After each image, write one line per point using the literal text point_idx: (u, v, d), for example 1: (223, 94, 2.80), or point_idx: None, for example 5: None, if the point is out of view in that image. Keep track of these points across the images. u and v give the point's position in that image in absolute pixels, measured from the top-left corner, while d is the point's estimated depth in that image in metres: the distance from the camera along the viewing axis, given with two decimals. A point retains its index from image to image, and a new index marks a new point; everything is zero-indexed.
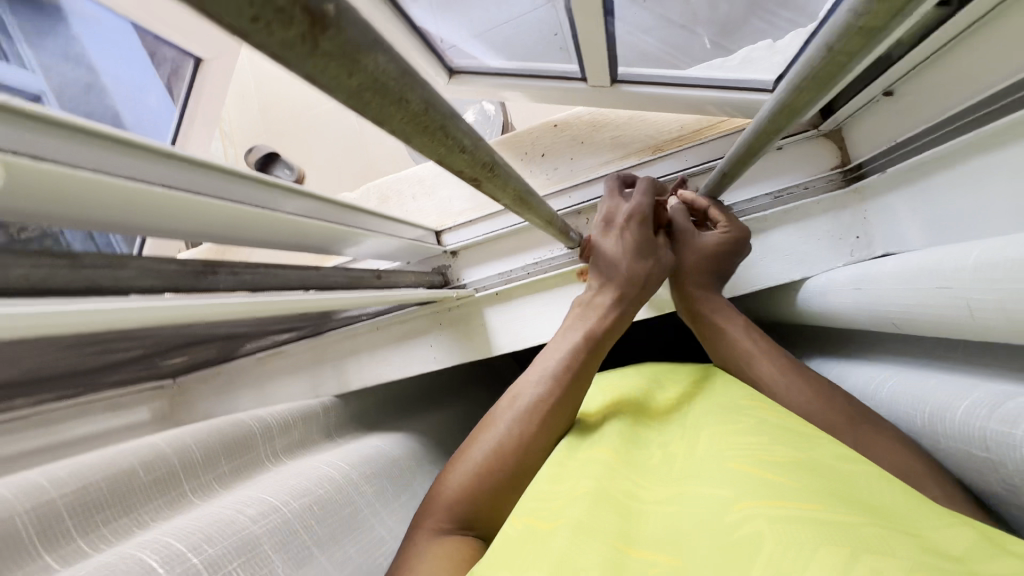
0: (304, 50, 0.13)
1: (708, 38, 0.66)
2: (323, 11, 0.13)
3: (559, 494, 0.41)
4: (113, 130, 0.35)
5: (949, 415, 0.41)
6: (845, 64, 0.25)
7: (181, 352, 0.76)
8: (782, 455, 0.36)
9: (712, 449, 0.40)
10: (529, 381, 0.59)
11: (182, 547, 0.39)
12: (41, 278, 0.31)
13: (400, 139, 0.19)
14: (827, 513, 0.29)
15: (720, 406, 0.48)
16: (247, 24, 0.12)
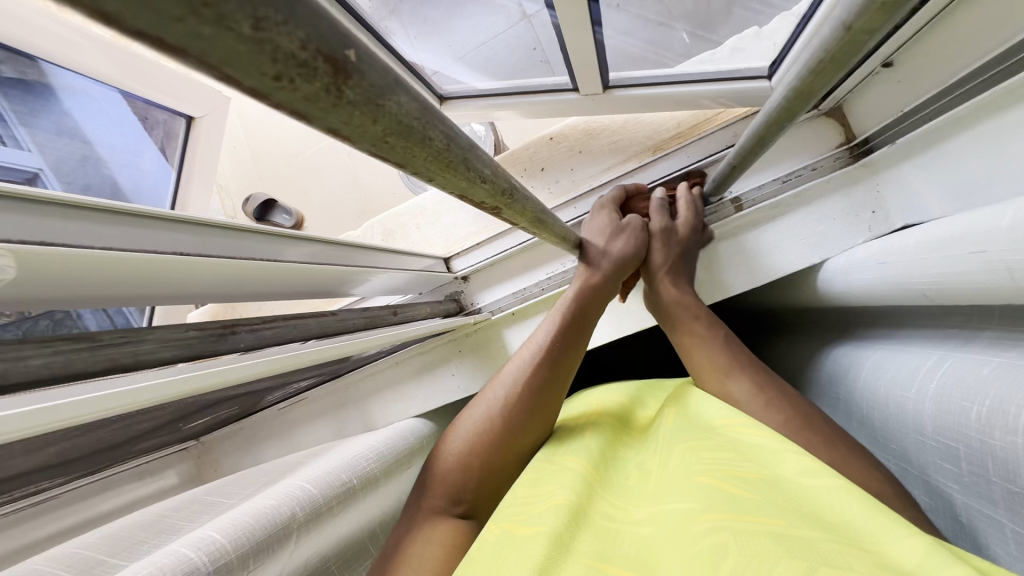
0: (329, 101, 0.13)
1: (686, 31, 0.67)
2: (345, 58, 0.13)
3: (540, 500, 0.46)
4: (119, 204, 0.35)
5: (1011, 415, 0.38)
6: (864, 42, 0.24)
7: (202, 412, 0.75)
8: (747, 474, 0.42)
9: (689, 464, 0.46)
10: (517, 370, 0.64)
11: (218, 538, 0.42)
12: (62, 364, 0.30)
13: (424, 180, 0.18)
14: (784, 528, 0.35)
15: (693, 425, 0.53)
16: (269, 83, 0.12)
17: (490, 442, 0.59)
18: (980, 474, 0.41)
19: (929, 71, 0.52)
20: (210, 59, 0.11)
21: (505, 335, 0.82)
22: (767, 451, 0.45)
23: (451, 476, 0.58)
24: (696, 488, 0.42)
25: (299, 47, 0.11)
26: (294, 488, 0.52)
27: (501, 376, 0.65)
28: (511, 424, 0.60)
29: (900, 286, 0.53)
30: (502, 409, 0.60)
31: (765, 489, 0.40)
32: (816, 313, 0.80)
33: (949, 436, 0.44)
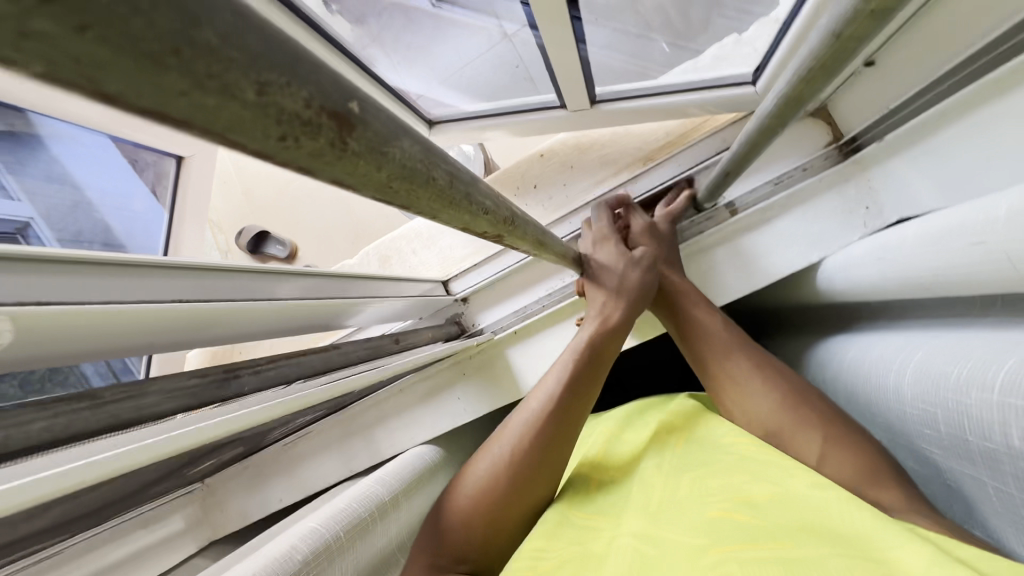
0: (334, 155, 0.13)
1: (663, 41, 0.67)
2: (348, 111, 0.13)
3: (547, 554, 0.46)
4: (115, 256, 0.35)
5: (988, 375, 0.37)
6: (854, 48, 0.25)
7: (208, 456, 0.74)
8: (756, 493, 0.43)
9: (696, 496, 0.46)
10: (535, 405, 0.63)
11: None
12: (63, 427, 0.29)
13: (427, 219, 0.18)
14: (794, 556, 0.36)
15: (703, 445, 0.53)
16: (274, 143, 0.12)
17: (497, 499, 0.57)
18: (956, 435, 0.41)
19: (910, 68, 0.53)
20: (213, 129, 0.11)
21: (509, 355, 0.81)
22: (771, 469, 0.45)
23: (457, 536, 0.57)
24: (704, 522, 0.42)
25: (303, 105, 0.12)
26: (311, 527, 0.53)
27: (510, 424, 0.63)
28: (520, 478, 0.58)
29: (902, 280, 0.53)
30: (510, 464, 0.59)
31: (773, 512, 0.41)
32: (819, 311, 0.80)
33: (928, 400, 0.44)
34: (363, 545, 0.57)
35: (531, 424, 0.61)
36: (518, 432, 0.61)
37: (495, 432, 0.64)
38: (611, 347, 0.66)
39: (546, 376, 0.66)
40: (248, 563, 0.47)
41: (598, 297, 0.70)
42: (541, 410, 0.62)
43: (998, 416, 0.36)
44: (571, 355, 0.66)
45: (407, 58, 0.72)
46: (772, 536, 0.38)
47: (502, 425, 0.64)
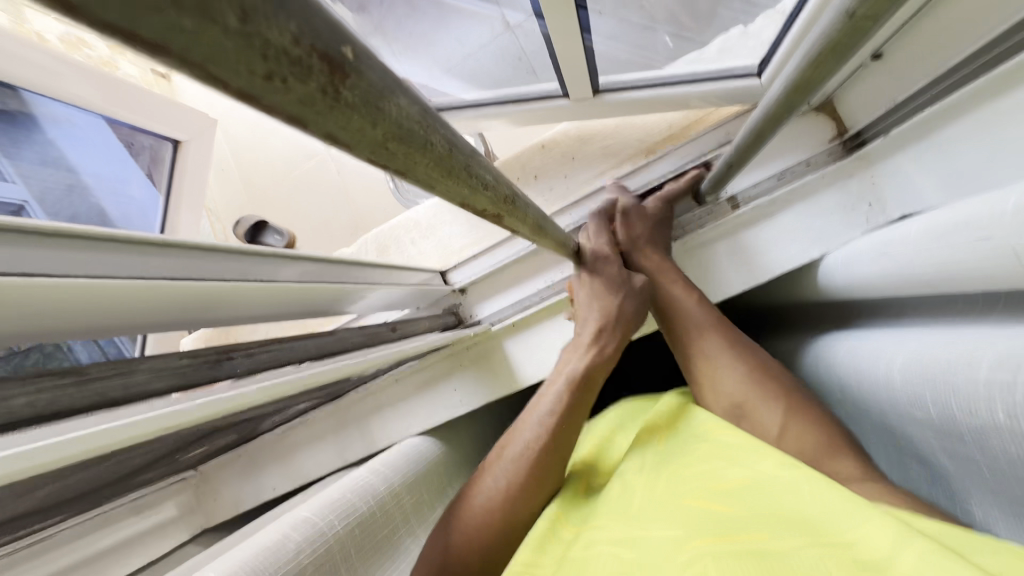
0: (325, 103, 0.12)
1: (668, 34, 0.67)
2: (340, 56, 0.12)
3: (538, 559, 0.46)
4: (103, 229, 0.33)
5: (976, 357, 0.37)
6: (868, 28, 0.24)
7: (200, 443, 0.74)
8: (728, 482, 0.43)
9: (684, 490, 0.46)
10: (522, 429, 0.62)
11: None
12: (48, 403, 0.29)
13: (424, 189, 0.17)
14: (766, 543, 0.35)
15: (682, 436, 0.53)
16: (260, 83, 0.11)
17: (489, 537, 0.55)
18: (946, 418, 0.41)
19: (917, 62, 0.52)
20: (193, 61, 0.10)
21: (506, 347, 0.80)
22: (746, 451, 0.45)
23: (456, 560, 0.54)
24: (684, 512, 0.42)
25: (292, 42, 0.11)
26: (312, 516, 0.53)
27: (500, 455, 0.61)
28: (513, 516, 0.56)
29: (904, 276, 0.52)
30: (503, 501, 0.57)
31: (745, 501, 0.40)
32: (818, 308, 0.79)
33: (917, 382, 0.44)
34: (365, 538, 0.56)
35: (519, 446, 0.60)
36: (505, 455, 0.61)
37: (483, 463, 0.63)
38: (601, 378, 0.66)
39: (533, 401, 0.65)
40: (243, 551, 0.47)
41: (589, 325, 0.68)
42: (531, 440, 0.60)
43: (983, 394, 0.36)
44: (564, 384, 0.64)
45: (409, 45, 0.72)
46: (744, 526, 0.37)
47: (489, 455, 0.63)
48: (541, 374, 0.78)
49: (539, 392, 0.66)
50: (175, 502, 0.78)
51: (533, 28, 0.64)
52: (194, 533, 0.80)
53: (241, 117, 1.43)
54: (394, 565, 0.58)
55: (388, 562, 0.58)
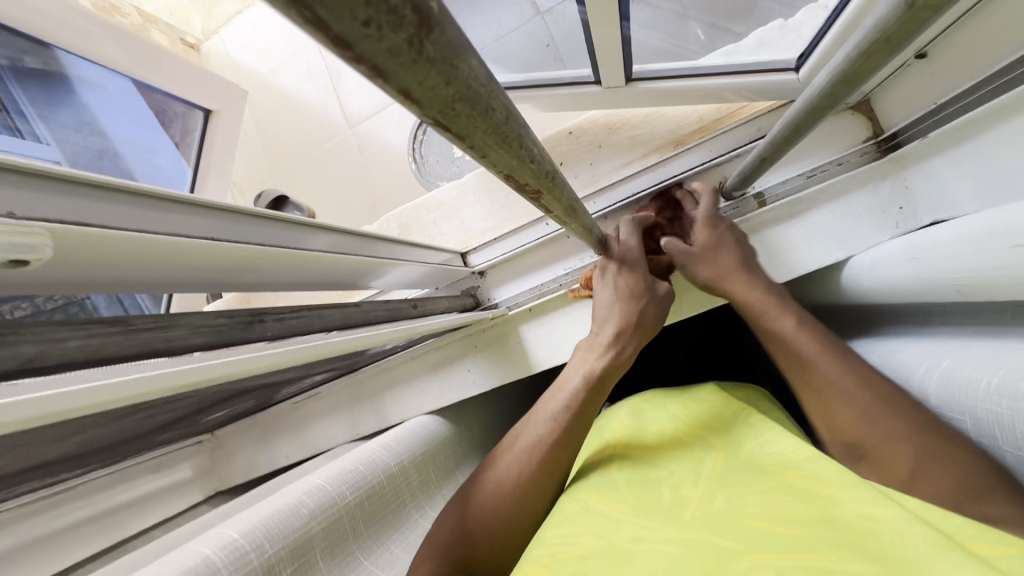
0: (409, 57, 0.12)
1: (700, 29, 0.69)
2: (430, 10, 0.12)
3: (568, 543, 0.43)
4: (153, 187, 0.34)
5: (1018, 381, 0.37)
6: (927, 19, 0.23)
7: (220, 407, 0.76)
8: (803, 506, 0.38)
9: (735, 504, 0.42)
10: (533, 423, 0.62)
11: (245, 542, 0.44)
12: (96, 348, 0.30)
13: (476, 153, 0.17)
14: (838, 563, 0.31)
15: (750, 459, 0.49)
16: (358, 29, 0.11)
17: (496, 526, 0.55)
18: (989, 436, 0.42)
19: (963, 64, 0.51)
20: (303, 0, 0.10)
21: (522, 331, 0.81)
22: (823, 481, 0.40)
23: (460, 540, 0.54)
24: (737, 525, 0.39)
25: None
26: (324, 484, 0.54)
27: (512, 445, 0.62)
28: (523, 507, 0.56)
29: (933, 282, 0.52)
30: (513, 491, 0.57)
31: (818, 525, 0.36)
32: (839, 312, 0.78)
33: (961, 401, 0.45)
34: (375, 512, 0.58)
35: (532, 436, 0.61)
36: (517, 447, 0.61)
37: (493, 452, 0.63)
38: (614, 379, 0.66)
39: (549, 394, 0.66)
40: (255, 512, 0.49)
41: (609, 326, 0.68)
42: (543, 435, 0.60)
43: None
44: (580, 384, 0.64)
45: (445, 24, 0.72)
46: (814, 548, 0.34)
47: (499, 446, 0.64)
48: (555, 360, 0.79)
49: (554, 388, 0.66)
50: (191, 463, 0.83)
51: (566, 11, 0.68)
52: (210, 493, 0.85)
53: (269, 90, 1.44)
54: (403, 539, 0.60)
55: (398, 539, 0.59)
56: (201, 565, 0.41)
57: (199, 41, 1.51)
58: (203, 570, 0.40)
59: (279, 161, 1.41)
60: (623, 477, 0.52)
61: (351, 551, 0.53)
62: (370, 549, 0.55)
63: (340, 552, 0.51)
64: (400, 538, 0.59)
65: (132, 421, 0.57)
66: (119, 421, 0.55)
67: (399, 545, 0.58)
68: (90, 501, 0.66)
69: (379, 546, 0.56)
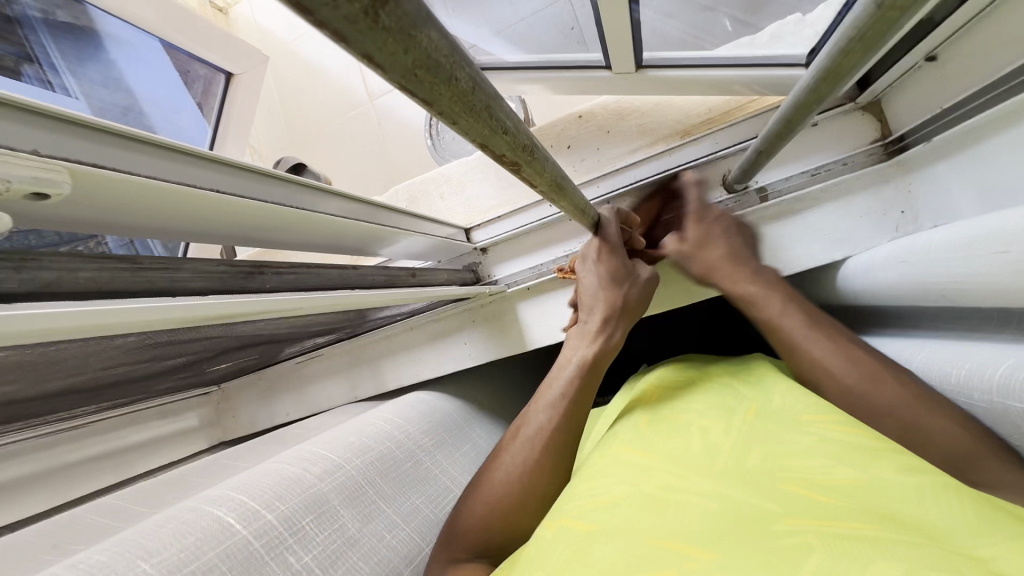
0: (365, 25, 0.13)
1: (730, 20, 0.66)
2: None
3: (598, 494, 0.47)
4: (170, 139, 0.36)
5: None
6: (896, 20, 0.24)
7: (226, 359, 0.79)
8: (838, 472, 0.41)
9: (767, 463, 0.44)
10: (532, 412, 0.65)
11: (256, 503, 0.46)
12: (106, 280, 0.32)
13: (445, 119, 0.19)
14: (882, 533, 0.34)
15: (776, 415, 0.50)
16: (315, 1, 0.12)
17: (515, 506, 0.57)
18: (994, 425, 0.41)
19: (971, 68, 0.51)
20: None
21: (518, 309, 0.83)
22: (853, 446, 0.43)
23: (481, 522, 0.56)
24: (774, 489, 0.41)
25: None
26: (332, 455, 0.56)
27: (515, 436, 0.64)
28: (533, 489, 0.58)
29: (921, 285, 0.52)
30: (522, 474, 0.59)
31: (856, 495, 0.38)
32: (835, 312, 0.79)
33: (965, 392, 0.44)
34: (391, 476, 0.60)
35: (534, 424, 0.63)
36: (520, 434, 0.63)
37: (499, 441, 0.66)
38: (607, 364, 0.68)
39: (545, 382, 0.68)
40: (260, 476, 0.50)
41: (596, 314, 0.70)
42: (544, 423, 0.63)
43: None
44: (573, 370, 0.66)
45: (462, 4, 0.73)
46: (850, 515, 0.36)
47: (505, 435, 0.66)
48: (548, 339, 0.81)
49: (549, 376, 0.69)
50: (197, 413, 0.89)
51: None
52: (213, 443, 0.90)
53: (291, 57, 1.46)
54: (424, 494, 0.62)
55: (416, 491, 0.61)
56: (212, 522, 0.42)
57: (229, 4, 1.50)
58: (216, 528, 0.42)
59: (299, 129, 1.44)
60: (653, 431, 0.54)
61: (373, 508, 0.55)
62: (389, 500, 0.57)
63: (363, 511, 0.53)
64: (423, 493, 0.62)
65: (140, 362, 0.60)
66: (129, 362, 0.58)
67: (418, 497, 0.60)
68: (100, 437, 0.70)
69: (399, 497, 0.58)
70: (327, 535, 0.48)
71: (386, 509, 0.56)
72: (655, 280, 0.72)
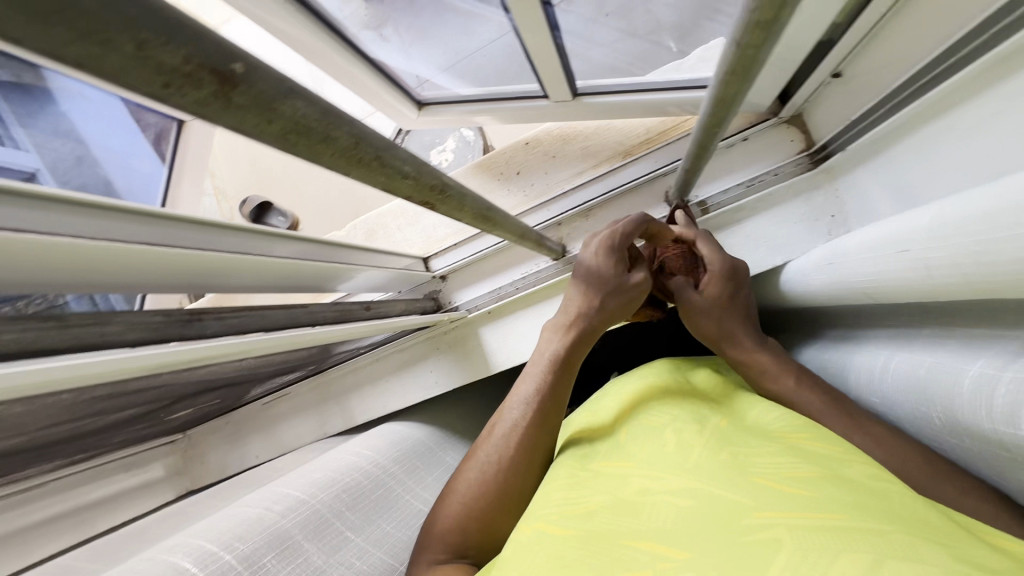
0: (219, 104, 0.15)
1: (672, 43, 0.68)
2: (230, 71, 0.14)
3: (576, 501, 0.47)
4: (92, 198, 0.37)
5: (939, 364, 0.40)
6: (755, 56, 0.27)
7: (186, 405, 0.79)
8: (807, 470, 0.40)
9: (742, 462, 0.44)
10: (509, 407, 0.62)
11: (215, 547, 0.46)
12: (30, 341, 0.33)
13: (337, 173, 0.21)
14: (849, 522, 0.33)
15: (752, 430, 0.50)
16: (161, 89, 0.14)
17: (492, 504, 0.56)
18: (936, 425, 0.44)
19: (871, 83, 0.55)
20: (106, 71, 0.13)
21: (481, 333, 0.84)
22: (828, 457, 0.43)
23: (455, 526, 0.55)
24: (746, 484, 0.40)
25: (182, 61, 0.13)
26: (299, 492, 0.56)
27: (492, 430, 0.61)
28: (509, 488, 0.57)
29: (848, 286, 0.55)
30: (498, 474, 0.57)
31: (831, 489, 0.38)
32: (787, 314, 0.82)
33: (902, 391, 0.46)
34: (360, 508, 0.59)
35: (510, 420, 0.60)
36: (496, 431, 0.61)
37: (478, 435, 0.64)
38: (583, 356, 0.65)
39: (524, 374, 0.65)
40: (224, 521, 0.50)
41: (572, 305, 0.67)
42: (518, 418, 0.60)
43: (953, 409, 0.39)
44: (548, 364, 0.63)
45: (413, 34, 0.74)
46: (823, 506, 0.36)
47: (483, 429, 0.64)
48: (512, 360, 0.82)
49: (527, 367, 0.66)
50: (163, 463, 0.88)
51: (505, 40, 0.71)
52: (181, 492, 0.89)
53: None
54: (395, 518, 0.62)
55: (386, 517, 0.61)
56: (168, 569, 0.42)
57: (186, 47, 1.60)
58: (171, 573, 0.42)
59: (262, 166, 1.46)
60: (630, 436, 0.55)
61: (340, 536, 0.54)
62: (357, 529, 0.57)
63: (329, 542, 0.53)
64: (394, 518, 0.61)
65: (93, 416, 0.60)
66: (80, 416, 0.58)
67: (388, 522, 0.60)
68: (59, 498, 0.69)
69: (367, 525, 0.58)
70: (291, 569, 0.48)
71: (354, 537, 0.55)
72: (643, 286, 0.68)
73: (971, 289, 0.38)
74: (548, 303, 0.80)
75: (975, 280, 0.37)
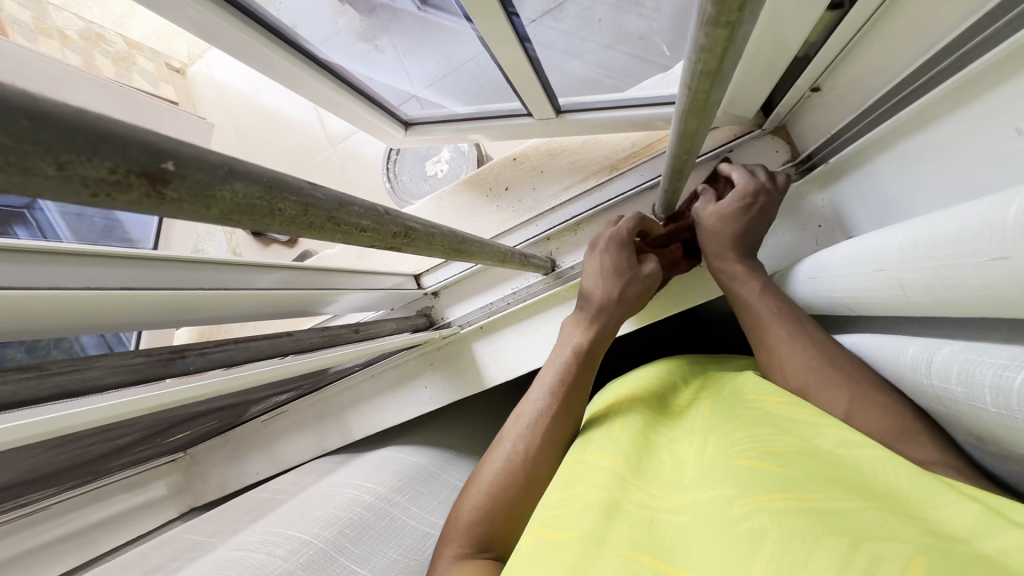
0: (153, 203, 0.15)
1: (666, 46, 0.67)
2: (161, 171, 0.15)
3: (570, 502, 0.44)
4: (62, 247, 0.38)
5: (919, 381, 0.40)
6: (707, 98, 0.28)
7: (181, 428, 0.83)
8: (783, 446, 0.40)
9: (724, 450, 0.43)
10: (530, 399, 0.63)
11: None
12: (9, 393, 0.35)
13: (290, 239, 0.22)
14: (826, 503, 0.33)
15: (728, 407, 0.50)
16: (91, 200, 0.14)
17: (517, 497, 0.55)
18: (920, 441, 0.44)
19: (852, 95, 0.55)
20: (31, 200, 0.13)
21: (474, 349, 0.84)
22: (801, 427, 0.43)
23: (478, 519, 0.53)
24: (729, 471, 0.39)
25: (107, 171, 0.14)
26: (303, 534, 0.57)
27: (515, 423, 0.62)
28: (538, 477, 0.56)
29: (831, 300, 0.55)
30: (524, 462, 0.57)
31: (808, 465, 0.37)
32: None
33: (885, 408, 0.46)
34: (364, 541, 0.59)
35: (532, 410, 0.61)
36: (520, 422, 0.61)
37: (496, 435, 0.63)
38: (604, 350, 0.67)
39: (541, 372, 0.67)
40: (227, 569, 0.51)
41: (592, 300, 0.69)
42: (541, 410, 0.61)
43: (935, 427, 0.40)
44: (569, 356, 0.65)
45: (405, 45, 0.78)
46: (801, 485, 0.35)
47: (503, 427, 0.63)
48: (506, 375, 0.82)
49: (546, 366, 0.68)
50: (165, 482, 0.89)
51: (484, 64, 0.73)
52: (183, 510, 0.90)
53: (252, 112, 1.54)
54: (402, 546, 0.61)
55: (392, 545, 0.61)
56: None
57: (185, 65, 1.63)
58: None
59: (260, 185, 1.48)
60: (621, 432, 0.53)
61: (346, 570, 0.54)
62: (363, 560, 0.56)
63: None
64: (401, 546, 0.61)
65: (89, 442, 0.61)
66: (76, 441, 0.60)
67: (394, 550, 0.60)
68: (63, 520, 0.70)
69: (372, 555, 0.58)
70: None
71: (359, 569, 0.55)
72: (656, 277, 0.69)
73: (943, 309, 0.38)
74: (540, 317, 0.81)
75: (944, 301, 0.37)
